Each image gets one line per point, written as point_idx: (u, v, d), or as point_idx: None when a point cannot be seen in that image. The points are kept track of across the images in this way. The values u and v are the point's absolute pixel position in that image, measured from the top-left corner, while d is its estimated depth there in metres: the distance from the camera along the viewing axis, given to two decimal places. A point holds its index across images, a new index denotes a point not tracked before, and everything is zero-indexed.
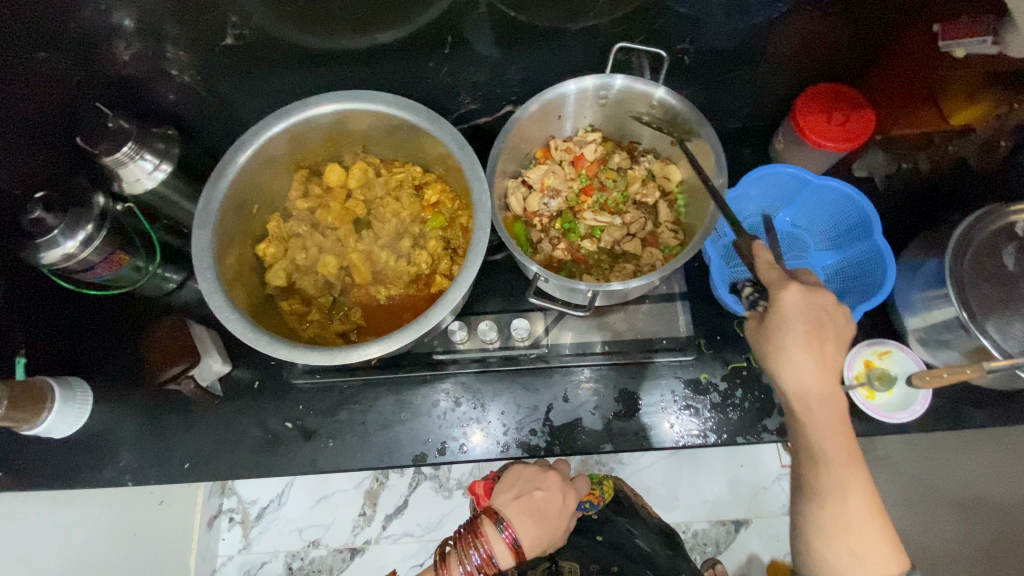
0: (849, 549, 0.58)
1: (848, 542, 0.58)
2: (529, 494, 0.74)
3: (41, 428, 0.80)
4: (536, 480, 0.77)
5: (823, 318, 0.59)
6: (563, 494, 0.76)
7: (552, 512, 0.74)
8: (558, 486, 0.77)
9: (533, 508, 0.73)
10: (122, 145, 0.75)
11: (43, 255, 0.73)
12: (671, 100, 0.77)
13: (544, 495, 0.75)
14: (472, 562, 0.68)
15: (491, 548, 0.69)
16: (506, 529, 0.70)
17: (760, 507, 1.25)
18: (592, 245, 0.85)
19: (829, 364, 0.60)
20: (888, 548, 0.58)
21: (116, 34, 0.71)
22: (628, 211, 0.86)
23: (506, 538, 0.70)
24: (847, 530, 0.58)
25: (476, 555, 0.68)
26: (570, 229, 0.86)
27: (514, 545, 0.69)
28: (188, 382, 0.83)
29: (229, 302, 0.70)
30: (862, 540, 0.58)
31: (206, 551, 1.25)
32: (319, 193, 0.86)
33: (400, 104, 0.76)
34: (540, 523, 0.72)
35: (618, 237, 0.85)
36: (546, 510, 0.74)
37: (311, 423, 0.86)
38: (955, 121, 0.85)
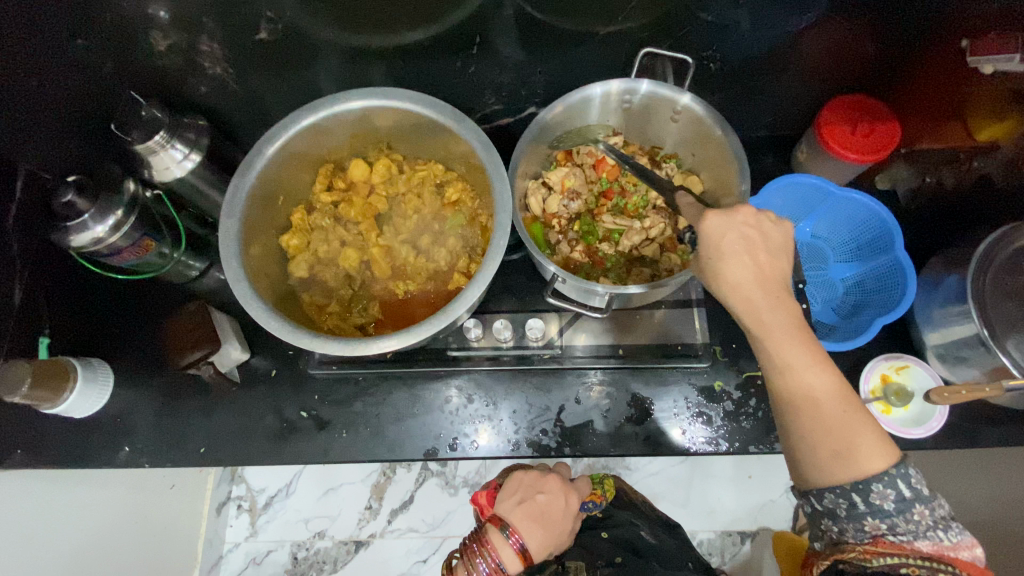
0: (831, 453, 0.53)
1: (831, 441, 0.53)
2: (532, 498, 0.75)
3: (62, 408, 0.81)
4: (537, 484, 0.77)
5: (751, 233, 0.56)
6: (565, 496, 0.76)
7: (555, 515, 0.74)
8: (559, 488, 0.77)
9: (537, 512, 0.73)
10: (154, 134, 0.77)
11: (73, 239, 0.75)
12: (694, 106, 0.77)
13: (546, 498, 0.75)
14: (481, 572, 0.68)
15: (497, 555, 0.69)
16: (511, 535, 0.70)
17: (767, 519, 1.25)
18: (608, 249, 0.86)
19: (773, 267, 0.56)
20: (876, 436, 0.53)
21: (152, 25, 0.72)
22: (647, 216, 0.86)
23: (512, 543, 0.69)
24: (826, 431, 0.53)
25: (484, 564, 0.68)
26: (589, 232, 0.87)
27: (521, 551, 0.69)
28: (208, 368, 0.85)
29: (253, 291, 0.72)
30: (844, 436, 0.53)
31: (214, 536, 1.26)
32: (343, 187, 0.87)
33: (426, 102, 0.77)
34: (545, 526, 0.72)
35: (637, 241, 0.85)
36: (549, 513, 0.74)
37: (326, 414, 0.88)
38: (982, 136, 0.83)
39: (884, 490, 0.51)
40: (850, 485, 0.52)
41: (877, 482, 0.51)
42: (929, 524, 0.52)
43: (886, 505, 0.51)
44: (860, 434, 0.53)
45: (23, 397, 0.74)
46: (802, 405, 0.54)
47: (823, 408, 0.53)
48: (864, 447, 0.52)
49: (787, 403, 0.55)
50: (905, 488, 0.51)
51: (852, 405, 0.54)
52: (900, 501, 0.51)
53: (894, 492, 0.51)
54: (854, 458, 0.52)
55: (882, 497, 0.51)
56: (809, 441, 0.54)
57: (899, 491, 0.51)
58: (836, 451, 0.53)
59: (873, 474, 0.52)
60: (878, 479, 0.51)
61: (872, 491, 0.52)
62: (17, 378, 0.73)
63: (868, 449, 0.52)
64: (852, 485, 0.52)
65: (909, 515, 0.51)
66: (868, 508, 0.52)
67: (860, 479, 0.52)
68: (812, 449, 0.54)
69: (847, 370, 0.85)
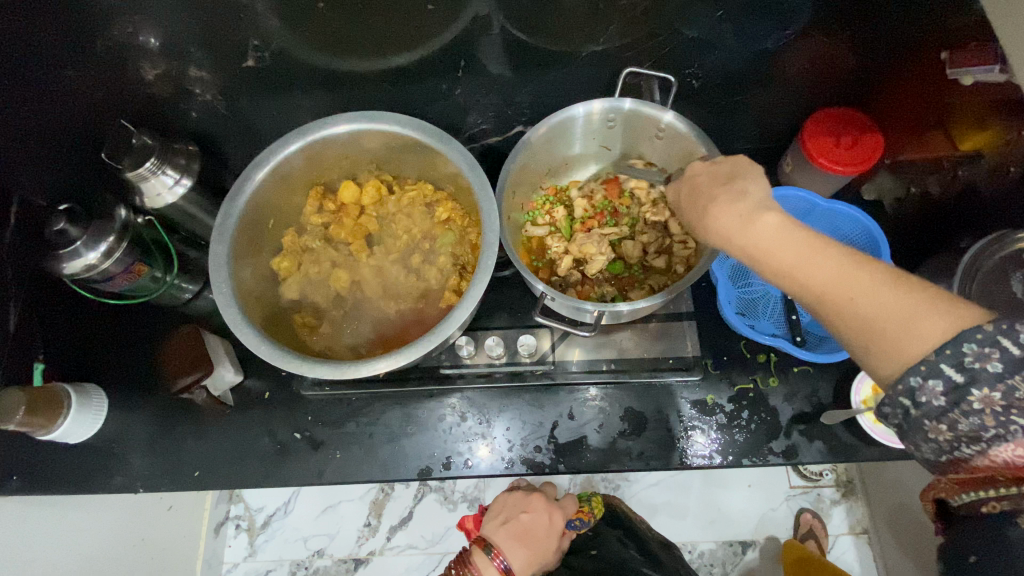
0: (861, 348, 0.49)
1: (863, 336, 0.48)
2: (515, 518, 0.76)
3: (57, 434, 0.82)
4: (521, 504, 0.78)
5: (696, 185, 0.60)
6: (548, 514, 0.77)
7: (540, 533, 0.75)
8: (544, 506, 0.78)
9: (520, 531, 0.74)
10: (144, 161, 0.78)
11: (66, 266, 0.75)
12: (676, 122, 0.78)
13: (530, 517, 0.76)
14: None
15: None
16: (496, 555, 0.70)
17: (765, 529, 1.31)
18: (612, 271, 0.86)
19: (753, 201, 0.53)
20: (930, 310, 0.46)
21: (142, 54, 0.74)
22: (642, 232, 0.86)
23: (497, 563, 0.69)
24: (849, 317, 0.49)
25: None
26: (581, 248, 0.84)
27: (506, 570, 0.69)
28: (200, 392, 0.86)
29: (243, 315, 0.72)
30: (872, 318, 0.47)
31: (212, 557, 1.26)
32: (333, 210, 0.87)
33: (412, 124, 0.78)
34: (530, 544, 0.73)
35: (632, 256, 0.86)
36: (533, 532, 0.75)
37: (319, 435, 0.88)
38: (964, 146, 0.83)
39: (927, 384, 0.46)
40: (895, 379, 0.48)
41: (913, 376, 0.46)
42: (1002, 422, 0.46)
43: (935, 403, 0.46)
44: (897, 313, 0.47)
45: (17, 425, 0.75)
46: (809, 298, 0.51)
47: (841, 296, 0.49)
48: (897, 328, 0.47)
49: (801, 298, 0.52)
50: (953, 371, 0.45)
51: (877, 285, 0.48)
52: (949, 390, 0.46)
53: (937, 381, 0.46)
54: (898, 344, 0.47)
55: (928, 393, 0.46)
56: (843, 330, 0.50)
57: (948, 378, 0.45)
58: (870, 341, 0.48)
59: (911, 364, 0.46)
60: (915, 370, 0.46)
61: (916, 388, 0.47)
62: (10, 406, 0.74)
63: (909, 329, 0.46)
64: (895, 388, 0.48)
65: (981, 420, 0.46)
66: (920, 412, 0.47)
67: (901, 373, 0.47)
68: (849, 341, 0.50)
69: (839, 381, 0.84)
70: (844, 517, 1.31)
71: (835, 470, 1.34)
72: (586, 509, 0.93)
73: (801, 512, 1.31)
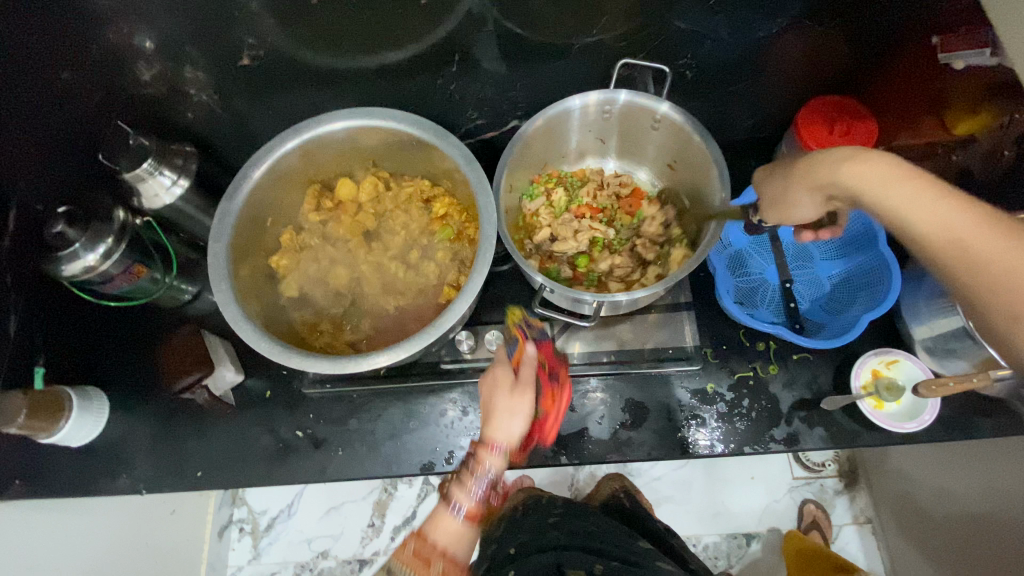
0: (1009, 312, 0.49)
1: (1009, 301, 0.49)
2: (485, 402, 0.70)
3: (59, 437, 0.82)
4: (485, 386, 0.72)
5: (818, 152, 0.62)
6: (501, 379, 0.70)
7: (509, 394, 0.69)
8: (496, 373, 0.71)
9: (493, 408, 0.69)
10: (142, 161, 0.78)
11: (65, 268, 0.75)
12: (672, 113, 0.78)
13: (492, 394, 0.70)
14: (477, 491, 0.67)
15: (483, 470, 0.67)
16: (486, 447, 0.67)
17: (769, 521, 1.31)
18: (570, 265, 0.86)
19: (886, 168, 0.56)
20: None
21: (137, 55, 0.75)
22: (621, 254, 0.86)
23: (492, 452, 0.67)
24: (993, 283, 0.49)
25: (479, 485, 0.67)
26: (560, 226, 0.86)
27: (503, 450, 0.67)
28: (202, 392, 0.86)
29: (244, 313, 0.72)
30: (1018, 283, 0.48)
31: (216, 561, 1.26)
32: (331, 207, 0.87)
33: (408, 120, 0.79)
34: (507, 415, 0.67)
35: (598, 265, 0.85)
36: (503, 400, 0.69)
37: (321, 432, 0.88)
38: (959, 131, 0.83)
39: None
40: None
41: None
42: None
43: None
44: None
45: (19, 427, 0.75)
46: (944, 256, 0.52)
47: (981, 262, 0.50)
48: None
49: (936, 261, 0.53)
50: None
51: (1015, 242, 0.49)
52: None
53: None
54: None
55: None
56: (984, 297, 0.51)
57: None
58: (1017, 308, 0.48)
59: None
60: None
61: None
62: (14, 408, 0.74)
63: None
64: None
65: None
66: None
67: None
68: (990, 304, 0.50)
69: (838, 367, 0.84)
70: (847, 507, 1.32)
71: (837, 460, 1.34)
72: (517, 331, 0.79)
73: (804, 502, 1.31)
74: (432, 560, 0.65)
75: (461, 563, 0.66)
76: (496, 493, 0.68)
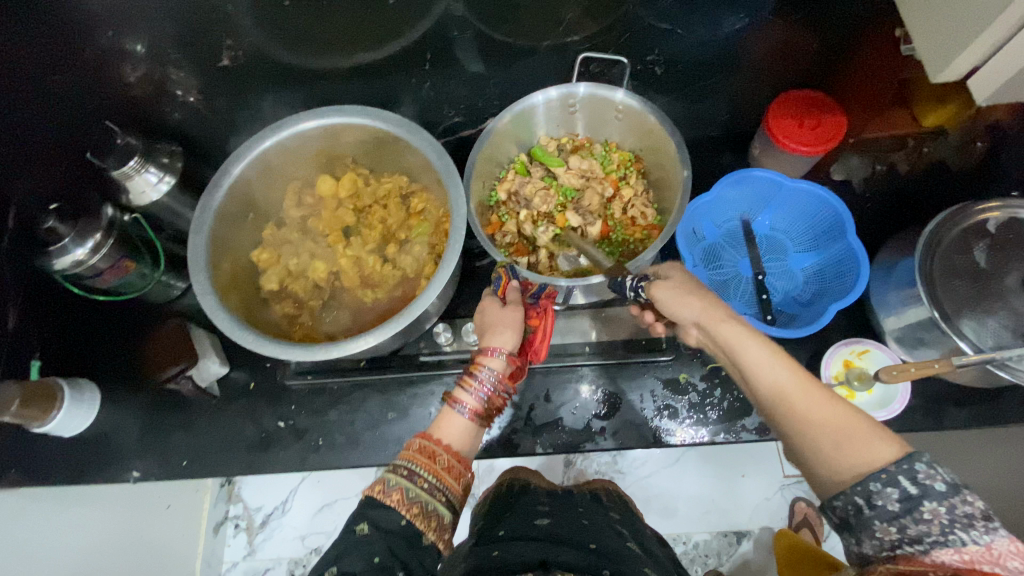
0: (830, 442, 0.52)
1: (828, 434, 0.52)
2: (484, 319, 0.71)
3: (50, 427, 0.84)
4: (482, 308, 0.73)
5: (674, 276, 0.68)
6: (499, 302, 0.72)
7: (506, 312, 0.70)
8: (492, 299, 0.73)
9: (493, 320, 0.70)
10: (129, 159, 0.82)
11: (56, 262, 0.78)
12: (636, 105, 0.80)
13: (491, 310, 0.71)
14: (482, 391, 0.67)
15: (487, 372, 0.67)
16: (490, 350, 0.67)
17: (760, 519, 1.30)
18: (540, 172, 0.88)
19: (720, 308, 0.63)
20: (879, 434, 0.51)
21: (124, 58, 0.82)
22: (541, 207, 0.85)
23: (496, 355, 0.67)
24: (816, 422, 0.53)
25: (484, 388, 0.67)
26: (578, 163, 0.87)
27: (507, 354, 0.67)
28: (186, 383, 0.88)
29: (220, 303, 0.75)
30: (836, 423, 0.52)
31: (211, 556, 1.29)
32: (312, 203, 0.89)
33: (383, 116, 0.81)
34: (508, 326, 0.69)
35: (537, 190, 0.86)
36: (502, 317, 0.70)
37: (302, 423, 0.90)
38: (928, 123, 0.85)
39: (884, 489, 0.48)
40: (854, 482, 0.49)
41: (873, 481, 0.48)
42: (944, 530, 0.45)
43: (889, 507, 0.48)
44: (854, 426, 0.52)
45: (11, 417, 0.78)
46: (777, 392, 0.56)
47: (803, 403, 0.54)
48: (854, 441, 0.51)
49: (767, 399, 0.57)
50: (909, 483, 0.47)
51: (831, 394, 0.54)
52: (903, 499, 0.47)
53: (894, 489, 0.47)
54: (853, 450, 0.51)
55: (884, 496, 0.48)
56: (808, 433, 0.53)
57: (903, 488, 0.47)
58: (831, 449, 0.52)
59: (873, 470, 0.49)
60: (877, 474, 0.48)
61: (872, 491, 0.48)
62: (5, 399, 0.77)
63: (870, 445, 0.50)
64: (852, 487, 0.49)
65: (927, 528, 0.46)
66: (873, 512, 0.49)
67: (860, 476, 0.50)
68: (806, 437, 0.53)
69: (811, 358, 0.85)
70: None
71: None
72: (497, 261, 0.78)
73: (795, 501, 1.30)
74: (437, 454, 0.63)
75: (467, 466, 0.65)
76: (499, 400, 0.68)
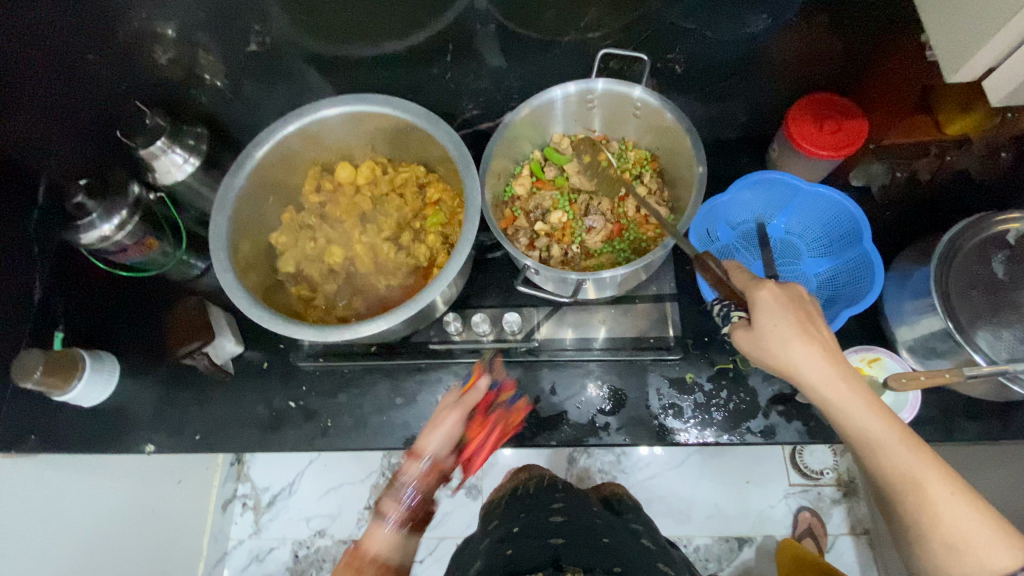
0: (946, 540, 0.53)
1: (945, 534, 0.53)
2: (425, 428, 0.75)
3: (70, 396, 0.87)
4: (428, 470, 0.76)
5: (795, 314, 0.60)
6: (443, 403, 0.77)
7: (443, 414, 0.75)
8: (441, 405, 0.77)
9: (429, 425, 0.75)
10: (156, 139, 0.84)
11: (84, 237, 0.81)
12: (654, 104, 0.80)
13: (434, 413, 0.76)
14: (407, 499, 0.69)
15: (410, 476, 0.71)
16: (417, 455, 0.72)
17: (763, 526, 1.30)
18: (554, 172, 0.90)
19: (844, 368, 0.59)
20: (1003, 542, 0.51)
21: (156, 41, 0.83)
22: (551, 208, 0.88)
23: (419, 462, 0.71)
24: (933, 520, 0.53)
25: (409, 493, 0.69)
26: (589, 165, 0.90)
27: (430, 463, 0.71)
28: (202, 359, 0.89)
29: (238, 282, 0.77)
30: (959, 526, 0.52)
31: (219, 532, 1.32)
32: (330, 189, 0.91)
33: (403, 106, 0.83)
34: (438, 429, 0.73)
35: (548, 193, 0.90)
36: (435, 425, 0.74)
37: (312, 404, 0.92)
38: (952, 131, 0.83)
39: None
40: None
41: None
42: None
43: None
44: (981, 528, 0.52)
45: (35, 383, 0.80)
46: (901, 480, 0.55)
47: (924, 496, 0.54)
48: (980, 542, 0.52)
49: (888, 483, 0.56)
50: None
51: (958, 488, 0.54)
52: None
53: None
54: (968, 555, 0.52)
55: None
56: (922, 528, 0.54)
57: None
58: (946, 549, 0.53)
59: None
60: None
61: None
62: (30, 365, 0.80)
63: (988, 547, 0.51)
64: None
65: None
66: None
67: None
68: (920, 527, 0.54)
69: None
70: (844, 517, 1.29)
71: (837, 469, 1.31)
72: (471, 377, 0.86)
73: (799, 510, 1.29)
74: (362, 567, 0.64)
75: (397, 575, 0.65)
76: (426, 502, 0.70)
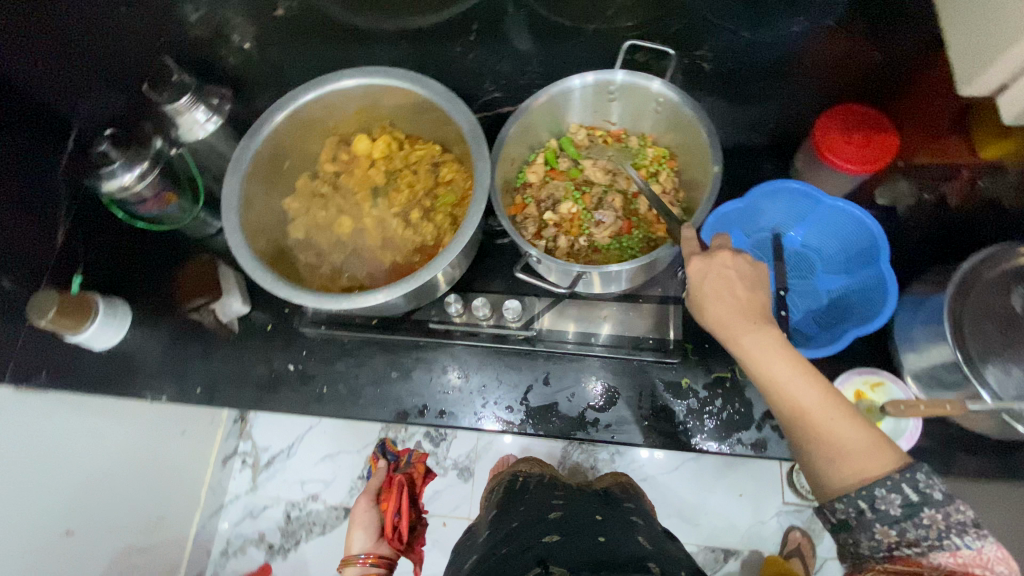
0: (828, 457, 0.54)
1: (826, 448, 0.54)
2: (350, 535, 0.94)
3: (83, 336, 0.90)
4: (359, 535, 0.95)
5: (723, 274, 0.63)
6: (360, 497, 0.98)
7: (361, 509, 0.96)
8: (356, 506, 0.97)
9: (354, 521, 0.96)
10: (182, 96, 0.88)
11: (105, 184, 0.83)
12: (674, 99, 0.79)
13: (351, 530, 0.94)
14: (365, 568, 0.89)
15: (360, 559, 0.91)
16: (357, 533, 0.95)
17: (751, 540, 1.28)
18: (568, 164, 0.89)
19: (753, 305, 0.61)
20: (877, 450, 0.52)
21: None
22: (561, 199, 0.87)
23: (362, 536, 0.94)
24: (818, 437, 0.55)
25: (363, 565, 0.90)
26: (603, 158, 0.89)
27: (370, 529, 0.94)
28: (210, 315, 0.96)
29: (246, 241, 0.78)
30: (844, 443, 0.53)
31: (218, 485, 1.36)
32: (346, 160, 0.92)
33: (422, 82, 0.83)
34: (361, 521, 0.94)
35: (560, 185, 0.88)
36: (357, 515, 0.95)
37: (311, 369, 0.94)
38: (986, 155, 0.81)
39: (887, 494, 0.50)
40: (844, 493, 0.53)
41: (877, 486, 0.51)
42: (940, 534, 0.49)
43: (891, 511, 0.50)
44: (861, 444, 0.53)
45: (46, 323, 0.83)
46: (792, 408, 0.57)
47: (811, 417, 0.55)
48: (857, 451, 0.53)
49: (784, 412, 0.58)
50: (911, 492, 0.50)
51: (845, 410, 0.55)
52: (904, 503, 0.50)
53: (897, 495, 0.50)
54: (847, 464, 0.53)
55: (887, 501, 0.50)
56: (810, 447, 0.56)
57: (905, 495, 0.50)
58: (829, 462, 0.54)
59: (874, 479, 0.51)
60: (874, 486, 0.51)
61: (875, 497, 0.51)
62: (44, 305, 0.83)
63: (865, 454, 0.52)
64: (856, 493, 0.52)
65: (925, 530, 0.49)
66: (875, 515, 0.51)
67: (853, 487, 0.52)
68: (809, 448, 0.56)
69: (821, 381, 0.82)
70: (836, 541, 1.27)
71: None
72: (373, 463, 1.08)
73: (790, 529, 1.27)
74: None
75: None
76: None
